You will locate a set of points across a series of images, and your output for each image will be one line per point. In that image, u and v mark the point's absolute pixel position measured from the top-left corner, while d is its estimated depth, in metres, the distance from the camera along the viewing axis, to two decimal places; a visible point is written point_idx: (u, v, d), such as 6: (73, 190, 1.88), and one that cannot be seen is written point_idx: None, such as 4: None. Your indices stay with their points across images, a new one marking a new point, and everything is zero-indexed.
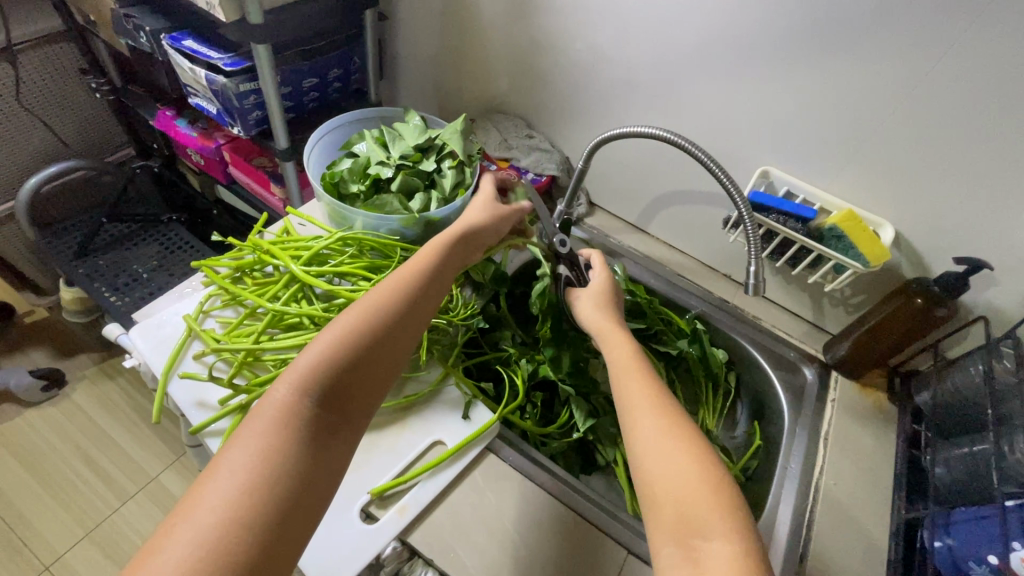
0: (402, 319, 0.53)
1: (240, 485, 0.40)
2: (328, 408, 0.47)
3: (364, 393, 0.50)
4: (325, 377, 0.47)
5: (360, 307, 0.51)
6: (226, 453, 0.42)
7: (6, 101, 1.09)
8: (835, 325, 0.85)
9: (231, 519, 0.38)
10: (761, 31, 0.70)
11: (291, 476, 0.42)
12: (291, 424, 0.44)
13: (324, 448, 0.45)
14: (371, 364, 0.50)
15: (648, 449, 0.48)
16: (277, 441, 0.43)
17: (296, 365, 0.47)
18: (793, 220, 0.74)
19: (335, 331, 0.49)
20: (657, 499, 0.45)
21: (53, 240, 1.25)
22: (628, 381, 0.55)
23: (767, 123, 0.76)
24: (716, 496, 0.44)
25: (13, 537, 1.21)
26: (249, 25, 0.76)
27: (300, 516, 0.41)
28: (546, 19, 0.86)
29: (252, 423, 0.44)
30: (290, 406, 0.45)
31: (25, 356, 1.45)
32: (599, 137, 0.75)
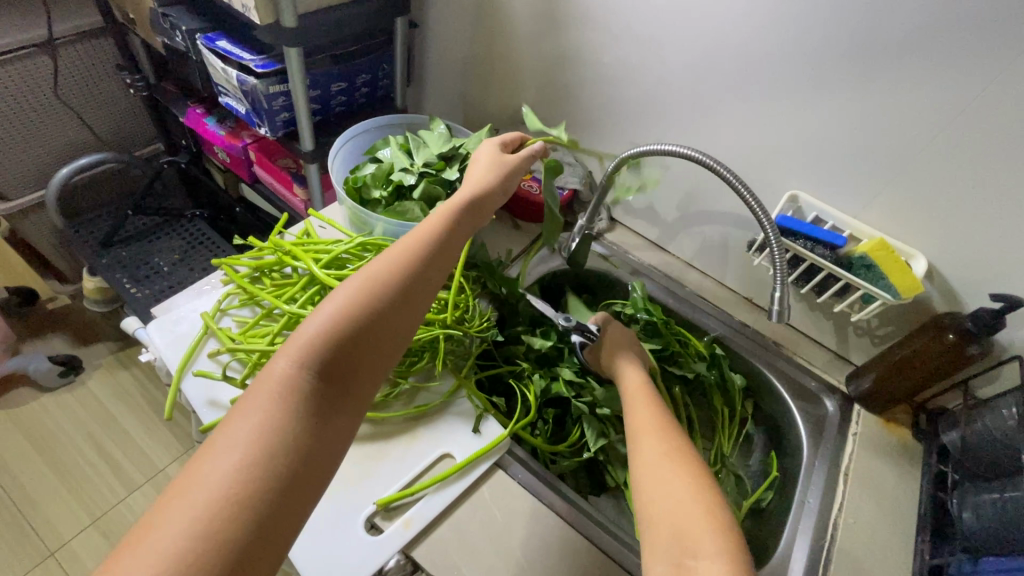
0: (406, 290, 0.51)
1: (236, 461, 0.40)
2: (329, 380, 0.46)
3: (368, 367, 0.48)
4: (326, 350, 0.46)
5: (362, 277, 0.50)
6: (226, 428, 0.42)
7: (43, 92, 1.12)
8: (860, 356, 0.82)
9: (227, 497, 0.38)
10: (795, 53, 0.69)
11: (290, 454, 0.41)
12: (290, 399, 0.43)
13: (325, 422, 0.44)
14: (374, 337, 0.48)
15: (646, 469, 0.50)
16: (275, 416, 0.42)
17: (297, 337, 0.46)
18: (820, 247, 0.72)
19: (337, 301, 0.48)
20: (651, 516, 0.46)
21: (79, 230, 1.28)
22: (637, 409, 0.58)
23: (798, 146, 0.74)
24: (710, 518, 0.44)
25: (21, 520, 1.23)
26: (283, 29, 0.77)
27: (298, 493, 0.41)
28: (576, 32, 0.86)
29: (252, 397, 0.43)
30: (291, 378, 0.44)
31: (45, 341, 1.48)
32: (625, 154, 0.75)
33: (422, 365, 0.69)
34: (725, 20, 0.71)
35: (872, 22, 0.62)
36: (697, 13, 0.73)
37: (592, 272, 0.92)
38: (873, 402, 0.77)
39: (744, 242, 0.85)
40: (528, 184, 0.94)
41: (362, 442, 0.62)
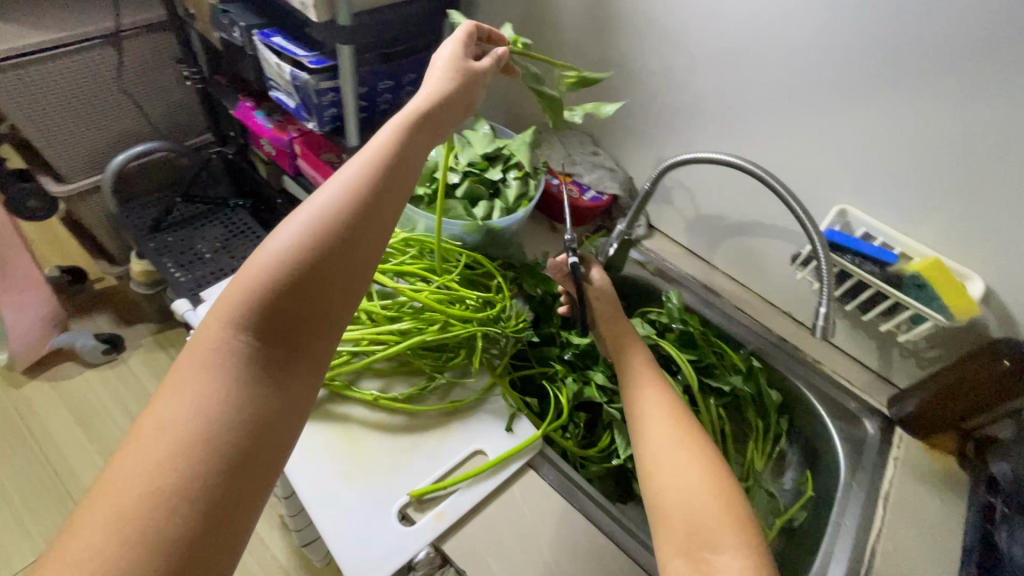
0: (350, 231, 0.45)
1: (173, 437, 0.37)
2: (269, 340, 0.42)
3: (314, 321, 0.44)
4: (262, 309, 0.42)
5: (297, 224, 0.44)
6: (160, 403, 0.39)
7: (107, 82, 1.18)
8: (903, 378, 0.80)
9: (162, 478, 0.35)
10: (851, 65, 0.67)
11: (234, 423, 0.39)
12: (228, 366, 0.41)
13: (271, 387, 0.41)
14: (318, 285, 0.44)
15: (659, 454, 0.50)
16: (214, 385, 0.40)
17: (228, 297, 0.42)
18: (870, 263, 0.70)
19: (271, 252, 0.43)
20: (667, 507, 0.47)
21: (130, 214, 1.33)
22: (641, 389, 0.57)
23: (849, 159, 0.72)
24: (729, 515, 0.45)
25: (63, 490, 1.29)
26: (338, 27, 0.79)
27: (251, 466, 0.38)
28: (624, 38, 0.86)
29: (187, 368, 0.41)
30: (226, 343, 0.41)
31: (92, 320, 1.55)
32: (669, 161, 0.74)
33: (459, 361, 0.70)
34: (778, 29, 0.70)
35: (936, 36, 0.60)
36: (750, 21, 0.72)
37: (628, 278, 0.92)
38: (916, 426, 0.75)
39: (787, 255, 0.83)
40: (567, 187, 0.94)
41: (397, 434, 0.63)
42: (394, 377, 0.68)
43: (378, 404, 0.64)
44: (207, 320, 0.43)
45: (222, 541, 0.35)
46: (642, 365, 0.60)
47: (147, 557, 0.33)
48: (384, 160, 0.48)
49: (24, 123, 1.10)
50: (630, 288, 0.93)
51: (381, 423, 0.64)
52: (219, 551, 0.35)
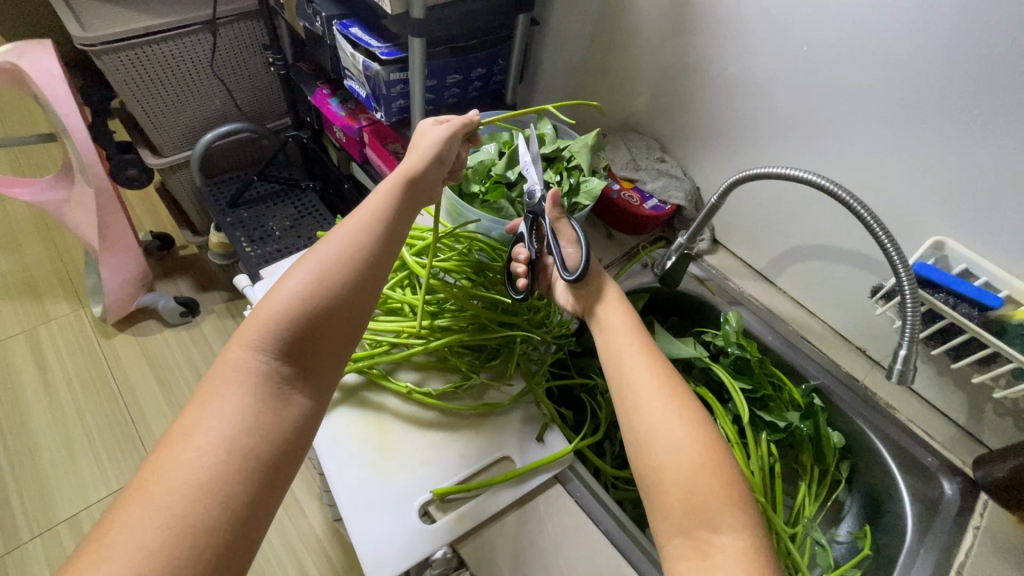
0: (359, 277, 0.53)
1: (204, 444, 0.43)
2: (284, 364, 0.49)
3: (323, 350, 0.51)
4: (279, 335, 0.49)
5: (311, 268, 0.51)
6: (186, 417, 0.45)
7: (201, 65, 1.26)
8: (996, 439, 0.70)
9: (196, 478, 0.41)
10: (972, 80, 0.59)
11: (253, 434, 0.45)
12: (250, 383, 0.47)
13: (285, 401, 0.48)
14: (326, 322, 0.51)
15: (656, 430, 0.48)
16: (236, 402, 0.46)
17: (249, 327, 0.49)
18: (967, 304, 0.62)
19: (289, 290, 0.50)
20: (666, 489, 0.45)
21: (213, 189, 1.43)
22: (634, 361, 0.53)
23: (950, 187, 0.64)
24: (726, 491, 0.44)
25: (135, 435, 1.42)
26: (412, 19, 0.80)
27: (270, 470, 0.45)
28: (704, 39, 0.81)
29: (210, 387, 0.47)
30: (249, 365, 0.48)
31: (175, 282, 1.70)
32: (739, 174, 0.68)
33: (497, 362, 0.68)
34: (883, 37, 0.63)
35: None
36: (850, 28, 0.65)
37: (685, 294, 0.86)
38: (1006, 496, 0.65)
39: (866, 286, 0.75)
40: (628, 194, 0.90)
41: (428, 430, 0.63)
42: (431, 371, 0.67)
43: (412, 398, 0.64)
44: (228, 348, 0.49)
45: (244, 535, 0.41)
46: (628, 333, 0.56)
47: (182, 545, 0.38)
48: (385, 217, 0.56)
49: (128, 98, 1.20)
50: (687, 306, 0.88)
51: (413, 417, 0.63)
52: (242, 547, 0.41)
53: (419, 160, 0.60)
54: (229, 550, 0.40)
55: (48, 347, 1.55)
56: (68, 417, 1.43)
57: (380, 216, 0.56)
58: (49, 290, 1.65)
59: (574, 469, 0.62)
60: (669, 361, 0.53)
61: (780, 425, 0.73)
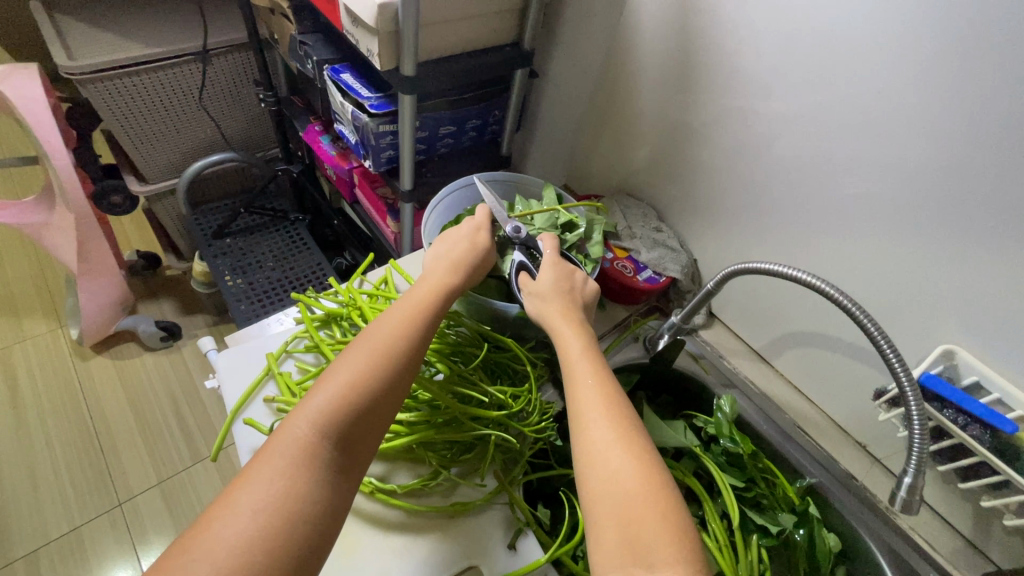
0: (419, 358, 0.54)
1: (262, 524, 0.41)
2: (346, 444, 0.48)
3: (377, 435, 0.50)
4: (346, 413, 0.48)
5: (377, 345, 0.52)
6: (243, 490, 0.43)
7: (190, 94, 1.23)
8: (1003, 556, 0.65)
9: (254, 560, 0.40)
10: (989, 189, 0.55)
11: (311, 516, 0.43)
12: (311, 464, 0.45)
13: (340, 486, 0.46)
14: (387, 404, 0.51)
15: (597, 458, 0.47)
16: (297, 480, 0.44)
17: (314, 402, 0.48)
18: (976, 425, 0.57)
19: (354, 367, 0.50)
20: (602, 518, 0.44)
21: (199, 218, 1.39)
22: (587, 389, 0.52)
23: (962, 293, 0.60)
24: (663, 521, 0.43)
25: (103, 466, 1.36)
26: (402, 76, 0.76)
27: (320, 554, 0.43)
28: (708, 109, 0.77)
29: (270, 459, 0.45)
30: (311, 443, 0.46)
31: (158, 304, 1.66)
32: (738, 266, 0.64)
33: (471, 457, 0.62)
34: (897, 135, 0.59)
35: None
36: (861, 121, 0.62)
37: (678, 372, 0.82)
38: None
39: (869, 383, 0.71)
40: (622, 263, 0.86)
41: (391, 533, 0.58)
42: (399, 463, 0.62)
43: (374, 496, 0.59)
44: (290, 419, 0.47)
45: None
46: (585, 358, 0.55)
47: None
48: (441, 301, 0.59)
49: (112, 125, 1.16)
50: (679, 385, 0.83)
51: (376, 518, 0.58)
52: None
53: (468, 251, 0.65)
54: None
55: (21, 367, 1.49)
56: (34, 445, 1.38)
57: (436, 300, 0.59)
58: (28, 308, 1.60)
59: None
60: (621, 390, 0.53)
61: (773, 530, 0.67)
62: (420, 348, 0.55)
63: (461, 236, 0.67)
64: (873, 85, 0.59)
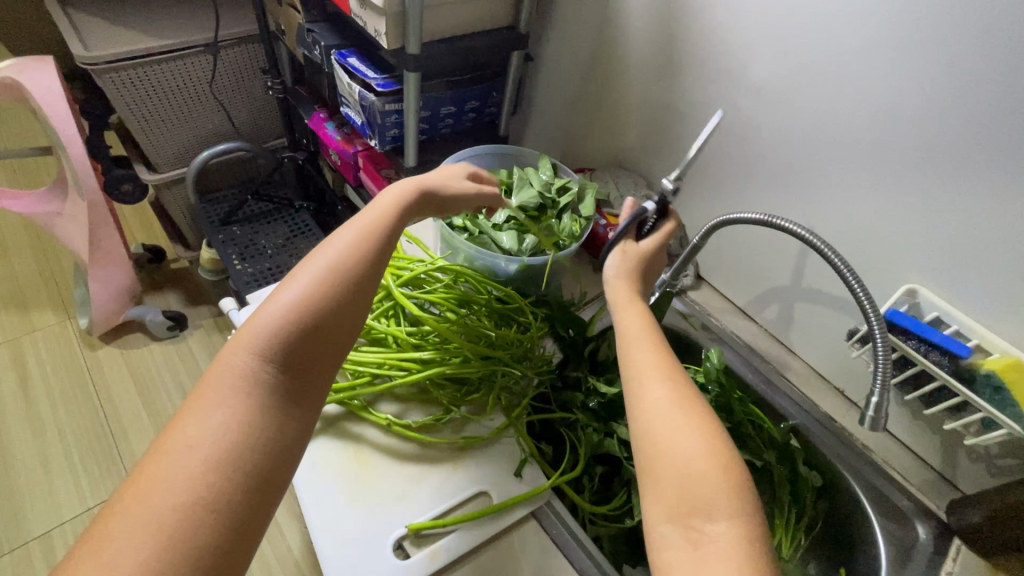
0: (357, 288, 0.55)
1: (203, 444, 0.45)
2: (285, 371, 0.51)
3: (319, 362, 0.53)
4: (281, 342, 0.51)
5: (309, 280, 0.54)
6: (186, 418, 0.46)
7: (200, 85, 1.28)
8: (969, 483, 0.71)
9: (197, 474, 0.43)
10: (940, 139, 0.61)
11: (254, 435, 0.47)
12: (250, 389, 0.49)
13: (284, 408, 0.50)
14: (324, 332, 0.53)
15: (660, 421, 0.49)
16: (237, 404, 0.48)
17: (249, 334, 0.51)
18: (937, 353, 0.63)
19: (287, 299, 0.52)
20: (661, 474, 0.47)
21: (207, 207, 1.44)
22: (647, 359, 0.54)
23: (922, 237, 0.66)
24: (722, 476, 0.45)
25: (114, 450, 1.40)
26: (407, 54, 0.82)
27: (267, 468, 0.47)
28: (691, 83, 0.84)
29: (212, 390, 0.48)
30: (249, 372, 0.49)
31: (165, 295, 1.70)
32: (720, 218, 0.70)
33: (477, 396, 0.67)
34: (860, 96, 0.66)
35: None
36: (828, 85, 0.68)
37: (668, 329, 0.88)
38: (979, 542, 0.65)
39: (844, 329, 0.77)
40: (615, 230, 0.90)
41: (407, 463, 0.63)
42: (412, 403, 0.68)
43: (391, 430, 0.64)
44: (227, 354, 0.50)
45: (245, 526, 0.44)
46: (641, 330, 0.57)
47: (189, 536, 0.40)
48: (379, 235, 0.59)
49: (126, 113, 1.21)
50: (671, 341, 0.89)
51: (392, 450, 0.64)
52: (243, 537, 0.43)
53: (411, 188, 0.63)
54: (232, 540, 0.42)
55: (31, 357, 1.53)
56: (46, 431, 1.41)
57: (374, 235, 0.59)
58: (37, 300, 1.64)
59: (551, 505, 0.62)
60: (676, 359, 0.54)
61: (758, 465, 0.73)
62: (358, 280, 0.56)
63: (407, 177, 0.66)
64: (836, 51, 0.66)
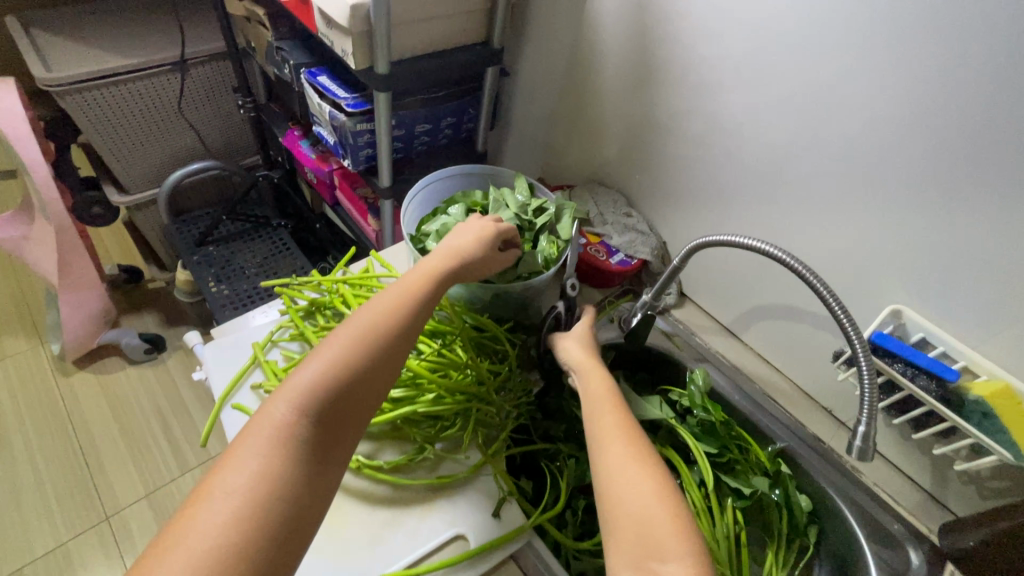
0: (399, 341, 0.54)
1: (233, 504, 0.43)
2: (321, 425, 0.49)
3: (355, 415, 0.51)
4: (321, 395, 0.49)
5: (353, 331, 0.53)
6: (220, 474, 0.44)
7: (169, 104, 1.25)
8: (961, 506, 0.69)
9: (224, 538, 0.41)
10: (921, 156, 0.59)
11: (287, 494, 0.45)
12: (286, 444, 0.47)
13: (318, 465, 0.48)
14: (363, 385, 0.52)
15: (614, 475, 0.48)
16: (273, 460, 0.46)
17: (291, 386, 0.49)
18: (924, 377, 0.62)
19: (331, 350, 0.51)
20: (619, 529, 0.45)
21: (181, 227, 1.40)
22: (605, 415, 0.54)
23: (906, 256, 0.64)
24: (677, 525, 0.45)
25: (89, 481, 1.35)
26: (376, 74, 0.79)
27: (295, 532, 0.44)
28: (669, 98, 0.82)
29: (249, 443, 0.46)
30: (286, 425, 0.47)
31: (142, 317, 1.65)
32: (699, 240, 0.68)
33: (453, 432, 0.65)
34: (839, 113, 0.64)
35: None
36: (806, 101, 0.66)
37: (652, 349, 0.85)
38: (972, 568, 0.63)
39: (830, 348, 0.75)
40: (594, 249, 0.91)
41: (379, 507, 0.60)
42: (384, 442, 0.65)
43: (362, 472, 0.61)
44: (268, 405, 0.49)
45: None
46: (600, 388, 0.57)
47: None
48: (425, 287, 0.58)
49: (91, 136, 1.18)
50: (655, 362, 0.86)
51: (362, 493, 0.60)
52: None
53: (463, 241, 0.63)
54: None
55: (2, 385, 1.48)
56: (17, 463, 1.36)
57: (419, 287, 0.58)
58: (8, 326, 1.59)
59: (531, 546, 0.59)
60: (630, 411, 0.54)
61: (746, 492, 0.71)
62: (400, 332, 0.55)
63: (459, 228, 0.66)
64: (813, 67, 0.64)
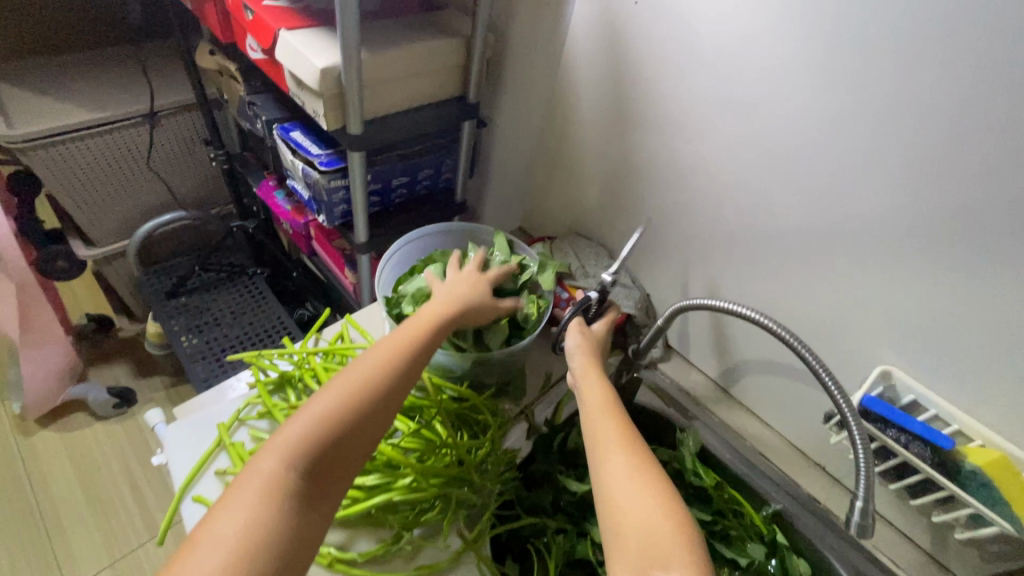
0: (400, 386, 0.53)
1: (219, 562, 0.40)
2: (315, 476, 0.46)
3: (351, 465, 0.49)
4: (315, 444, 0.47)
5: (351, 375, 0.51)
6: (205, 530, 0.42)
7: (138, 155, 1.22)
8: (963, 567, 0.67)
9: None
10: (901, 217, 0.59)
11: (276, 549, 0.42)
12: (279, 497, 0.44)
13: (310, 516, 0.45)
14: (361, 432, 0.49)
15: (617, 487, 0.48)
16: (262, 513, 0.43)
17: (285, 435, 0.47)
18: (919, 443, 0.60)
19: (327, 396, 0.49)
20: (620, 539, 0.45)
21: (152, 278, 1.35)
22: (605, 425, 0.53)
23: (891, 313, 0.63)
24: (683, 540, 0.43)
25: (49, 551, 1.26)
26: (349, 134, 0.78)
27: None
28: (647, 153, 0.81)
29: (240, 495, 0.44)
30: (277, 477, 0.45)
31: (111, 368, 1.58)
32: (681, 303, 0.67)
33: (434, 516, 0.61)
34: (813, 172, 0.64)
35: (1018, 202, 0.51)
36: (784, 160, 0.66)
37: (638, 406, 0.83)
38: None
39: (820, 404, 0.74)
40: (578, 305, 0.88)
41: None
42: (359, 529, 0.61)
43: (335, 568, 0.57)
44: (259, 455, 0.46)
45: None
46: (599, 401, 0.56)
47: None
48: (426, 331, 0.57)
49: (55, 190, 1.13)
50: (643, 419, 0.84)
51: None
52: None
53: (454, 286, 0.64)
54: None
55: None
56: None
57: (419, 330, 0.57)
58: None
59: None
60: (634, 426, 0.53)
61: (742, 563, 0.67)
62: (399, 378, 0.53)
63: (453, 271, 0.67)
64: (785, 127, 0.64)
